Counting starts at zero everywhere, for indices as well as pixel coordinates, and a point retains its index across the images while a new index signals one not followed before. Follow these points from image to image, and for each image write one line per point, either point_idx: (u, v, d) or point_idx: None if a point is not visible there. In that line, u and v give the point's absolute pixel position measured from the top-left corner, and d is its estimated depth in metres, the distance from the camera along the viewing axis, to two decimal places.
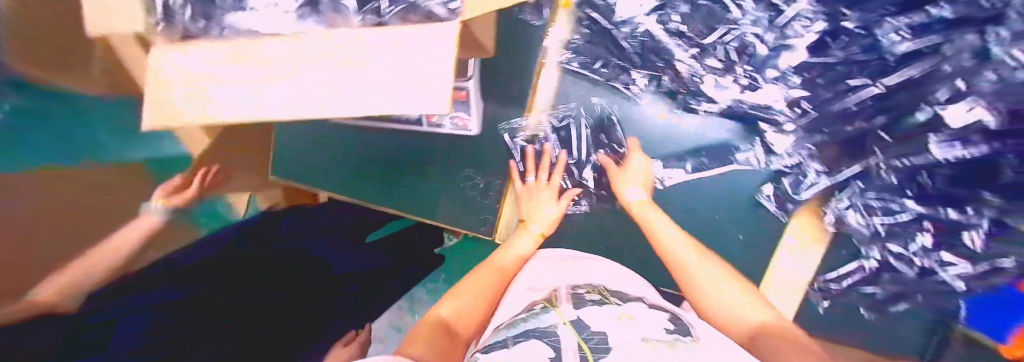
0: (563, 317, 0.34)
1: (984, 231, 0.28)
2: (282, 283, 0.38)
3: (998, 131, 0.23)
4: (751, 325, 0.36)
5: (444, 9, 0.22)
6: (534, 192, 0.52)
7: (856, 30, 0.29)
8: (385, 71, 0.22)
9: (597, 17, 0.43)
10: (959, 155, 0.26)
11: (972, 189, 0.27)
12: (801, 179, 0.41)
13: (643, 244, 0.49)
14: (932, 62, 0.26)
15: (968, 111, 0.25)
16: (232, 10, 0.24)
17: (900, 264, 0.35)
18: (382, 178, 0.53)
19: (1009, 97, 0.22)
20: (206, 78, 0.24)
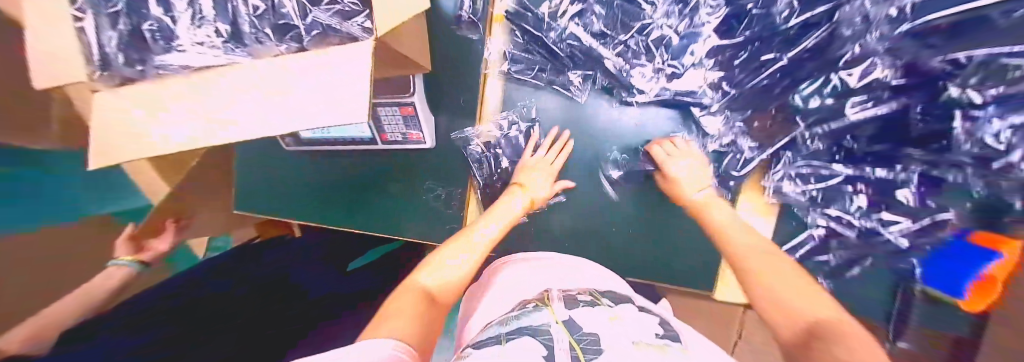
0: (555, 316, 0.31)
1: (914, 189, 0.31)
2: (257, 314, 0.43)
3: (902, 85, 0.26)
4: (808, 321, 0.27)
5: (358, 29, 0.23)
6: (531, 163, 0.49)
7: (756, 11, 0.33)
8: (308, 95, 0.24)
9: (525, 27, 0.43)
10: (872, 113, 0.29)
11: (895, 147, 0.29)
12: (739, 157, 0.43)
13: (608, 236, 0.50)
14: (826, 29, 0.28)
15: (868, 70, 0.28)
16: (163, 52, 0.25)
17: (841, 227, 0.39)
18: (339, 202, 0.52)
19: (902, 54, 0.25)
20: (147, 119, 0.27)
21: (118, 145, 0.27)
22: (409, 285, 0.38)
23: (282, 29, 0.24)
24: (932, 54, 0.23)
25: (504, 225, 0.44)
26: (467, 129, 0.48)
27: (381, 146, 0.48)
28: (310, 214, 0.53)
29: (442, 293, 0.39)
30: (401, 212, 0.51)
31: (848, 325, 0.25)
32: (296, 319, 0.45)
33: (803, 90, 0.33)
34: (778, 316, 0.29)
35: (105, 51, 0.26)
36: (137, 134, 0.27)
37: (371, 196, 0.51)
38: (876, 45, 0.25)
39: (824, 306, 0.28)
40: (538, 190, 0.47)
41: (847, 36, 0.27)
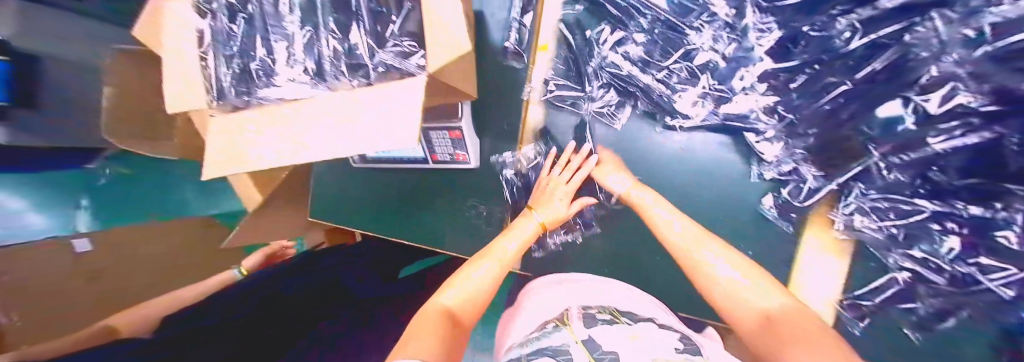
0: (574, 335, 0.33)
1: (1021, 229, 0.24)
2: (301, 317, 0.43)
3: (996, 111, 0.21)
4: (761, 309, 0.33)
5: (414, 66, 0.26)
6: (549, 184, 0.49)
7: (813, 33, 0.30)
8: (373, 123, 0.27)
9: (571, 52, 0.46)
10: (969, 142, 0.24)
11: (1000, 183, 0.23)
12: (801, 186, 0.40)
13: (652, 263, 0.48)
14: (898, 51, 0.25)
15: (952, 95, 0.23)
16: (265, 86, 0.30)
17: (931, 273, 0.33)
18: (392, 213, 0.56)
19: (985, 77, 0.21)
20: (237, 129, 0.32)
21: (220, 161, 0.32)
22: (431, 307, 0.39)
23: (353, 67, 0.28)
24: (1020, 79, 0.19)
25: (522, 245, 0.46)
26: (506, 154, 0.51)
27: (432, 165, 0.52)
28: (372, 223, 0.57)
29: (464, 312, 0.39)
30: (444, 226, 0.54)
31: (799, 313, 0.31)
32: (296, 320, 0.42)
33: (881, 111, 0.29)
34: (738, 305, 0.35)
35: (221, 85, 0.32)
36: (239, 153, 0.32)
37: (420, 209, 0.54)
38: (954, 69, 0.22)
39: (774, 295, 0.34)
40: (552, 212, 0.47)
41: (922, 59, 0.24)
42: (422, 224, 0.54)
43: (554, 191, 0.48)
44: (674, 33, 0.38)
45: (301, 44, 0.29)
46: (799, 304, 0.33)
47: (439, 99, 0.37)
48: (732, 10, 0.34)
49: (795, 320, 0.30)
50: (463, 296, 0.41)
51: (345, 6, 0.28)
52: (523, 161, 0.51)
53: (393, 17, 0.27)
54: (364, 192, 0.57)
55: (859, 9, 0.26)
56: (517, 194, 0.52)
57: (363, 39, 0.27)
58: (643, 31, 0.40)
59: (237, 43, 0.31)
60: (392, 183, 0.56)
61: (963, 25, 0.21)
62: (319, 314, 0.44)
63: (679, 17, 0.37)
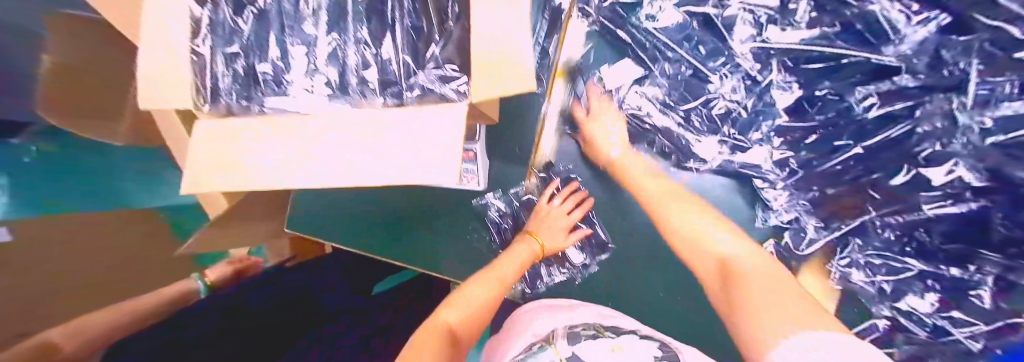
0: (559, 354, 0.36)
1: (989, 290, 0.29)
2: (287, 323, 0.46)
3: (983, 187, 0.26)
4: (723, 259, 0.36)
5: (455, 92, 0.24)
6: (548, 214, 0.49)
7: (829, 96, 0.32)
8: (401, 143, 0.24)
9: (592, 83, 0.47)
10: (948, 210, 0.28)
11: (974, 247, 0.28)
12: (802, 235, 0.39)
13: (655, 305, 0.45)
14: (906, 126, 0.28)
15: (949, 172, 0.27)
16: (273, 93, 0.27)
17: (911, 324, 0.36)
18: (385, 232, 0.52)
19: (987, 158, 0.24)
20: (229, 135, 0.28)
21: (206, 169, 0.28)
22: (435, 321, 0.39)
23: (386, 84, 0.26)
24: (1018, 164, 0.23)
25: (519, 267, 0.46)
26: (487, 195, 0.50)
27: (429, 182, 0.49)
28: (365, 243, 0.53)
29: (463, 328, 0.40)
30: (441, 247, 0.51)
31: (749, 260, 0.35)
32: (305, 322, 0.48)
33: (893, 179, 0.30)
34: (702, 253, 0.38)
35: (216, 86, 0.28)
36: (230, 162, 0.28)
37: (418, 231, 0.51)
38: (961, 148, 0.25)
39: (731, 243, 0.38)
40: (551, 240, 0.48)
41: (926, 132, 0.27)
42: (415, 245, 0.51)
43: (556, 221, 0.49)
44: (694, 79, 0.41)
45: (325, 51, 0.26)
46: (751, 249, 0.37)
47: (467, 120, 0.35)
48: (756, 64, 0.36)
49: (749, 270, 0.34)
50: (469, 313, 0.41)
51: (380, 16, 0.26)
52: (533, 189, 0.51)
53: (434, 37, 0.25)
54: (357, 206, 0.54)
55: (876, 82, 0.29)
56: (517, 224, 0.51)
57: (399, 56, 0.25)
58: (666, 73, 0.43)
59: (241, 39, 0.28)
60: (388, 200, 0.52)
61: (978, 113, 0.24)
62: (298, 325, 0.47)
63: (703, 63, 0.39)
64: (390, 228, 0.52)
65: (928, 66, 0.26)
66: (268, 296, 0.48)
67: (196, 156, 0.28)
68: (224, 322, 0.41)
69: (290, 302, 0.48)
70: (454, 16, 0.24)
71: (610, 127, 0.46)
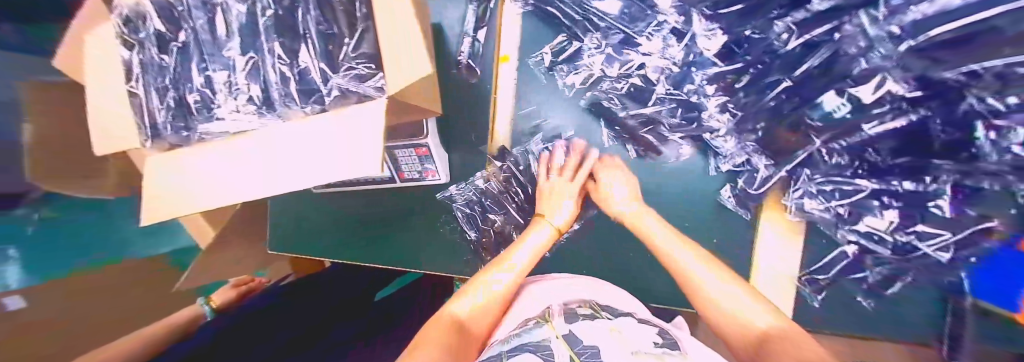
0: (555, 331, 0.33)
1: (949, 198, 0.27)
2: (298, 339, 0.46)
3: (922, 96, 0.23)
4: (759, 331, 0.32)
5: (372, 89, 0.25)
6: (557, 190, 0.47)
7: (755, 36, 0.31)
8: (333, 145, 0.25)
9: (545, 55, 0.47)
10: (890, 126, 0.27)
11: (923, 158, 0.26)
12: (755, 175, 0.41)
13: (636, 258, 0.47)
14: (830, 50, 0.26)
15: (880, 84, 0.25)
16: (205, 121, 0.29)
17: (875, 245, 0.36)
18: (365, 237, 0.54)
19: (912, 64, 0.22)
20: (177, 167, 0.29)
21: (159, 203, 0.29)
22: (443, 314, 0.39)
23: (308, 93, 0.27)
24: (941, 67, 0.20)
25: (534, 256, 0.43)
26: (450, 188, 0.51)
27: (400, 183, 0.51)
28: (348, 251, 0.55)
29: (475, 322, 0.39)
30: (429, 247, 0.52)
31: (791, 332, 0.31)
32: (314, 331, 0.47)
33: (825, 104, 0.29)
34: (732, 320, 0.34)
35: (155, 122, 0.30)
36: (176, 194, 0.29)
37: (393, 229, 0.53)
38: (883, 63, 0.23)
39: (762, 313, 0.34)
40: (560, 219, 0.45)
41: (851, 55, 0.25)
42: (400, 245, 0.53)
43: (563, 189, 0.47)
44: (621, 46, 0.43)
45: (245, 70, 0.28)
46: (789, 325, 0.32)
47: (402, 116, 0.35)
48: (680, 17, 0.36)
49: (791, 342, 0.29)
50: (478, 304, 0.40)
51: (292, 31, 0.27)
52: (495, 175, 0.52)
53: (346, 40, 0.26)
54: (308, 223, 0.56)
55: (794, 11, 0.27)
56: (491, 208, 0.52)
57: (312, 62, 0.27)
58: (596, 43, 0.44)
59: (170, 73, 0.29)
60: (360, 207, 0.54)
61: (888, 24, 0.21)
62: (316, 339, 0.47)
63: (630, 26, 0.40)
64: (368, 233, 0.54)
65: None
66: (270, 319, 0.47)
67: (151, 186, 0.30)
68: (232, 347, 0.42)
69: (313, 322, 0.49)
70: (362, 17, 0.26)
71: (616, 188, 0.46)
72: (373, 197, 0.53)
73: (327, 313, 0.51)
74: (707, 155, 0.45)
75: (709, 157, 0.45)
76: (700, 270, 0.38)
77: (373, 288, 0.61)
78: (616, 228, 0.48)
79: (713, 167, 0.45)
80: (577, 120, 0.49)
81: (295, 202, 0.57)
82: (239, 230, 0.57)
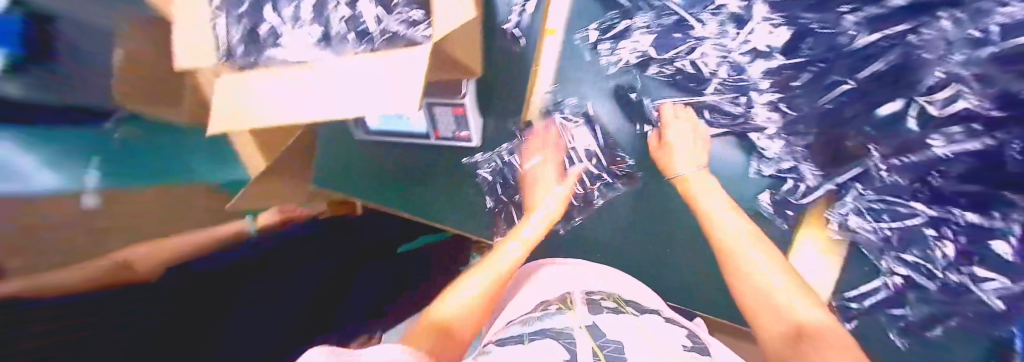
0: (577, 321, 0.34)
1: (1017, 236, 0.25)
2: (323, 297, 0.45)
3: (1004, 117, 0.24)
4: (795, 322, 0.31)
5: (419, 35, 0.28)
6: (539, 173, 0.54)
7: (822, 31, 0.32)
8: (380, 82, 0.30)
9: (592, 33, 0.46)
10: (964, 148, 0.26)
11: (992, 188, 0.26)
12: (799, 185, 0.36)
13: (652, 247, 0.45)
14: (901, 53, 0.28)
15: (954, 98, 0.26)
16: (273, 46, 0.33)
17: (920, 277, 0.31)
18: (398, 185, 0.62)
19: (1007, 75, 0.24)
20: (246, 88, 0.35)
21: (227, 115, 0.35)
22: (429, 318, 0.38)
23: (361, 34, 0.30)
24: None
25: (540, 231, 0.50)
26: (478, 154, 0.55)
27: (432, 141, 0.55)
28: (382, 197, 0.64)
29: (459, 325, 0.37)
30: (453, 199, 0.58)
31: (835, 335, 0.30)
32: (337, 295, 0.47)
33: (881, 111, 0.30)
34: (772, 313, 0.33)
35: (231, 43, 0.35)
36: (240, 108, 0.34)
37: (422, 184, 0.59)
38: (960, 70, 0.25)
39: (818, 314, 0.32)
40: (551, 199, 0.51)
41: (925, 60, 0.27)
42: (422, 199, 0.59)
43: (548, 173, 0.53)
44: (673, 29, 0.40)
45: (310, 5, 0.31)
46: (830, 320, 0.32)
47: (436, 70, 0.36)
48: (742, 2, 0.36)
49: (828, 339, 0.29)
50: (461, 307, 0.39)
51: None
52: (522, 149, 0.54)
53: None
54: (353, 170, 0.65)
55: (871, 5, 0.29)
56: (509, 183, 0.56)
57: (370, 7, 0.29)
58: (644, 23, 0.42)
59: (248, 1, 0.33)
60: (396, 161, 0.62)
61: (974, 25, 0.25)
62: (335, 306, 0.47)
63: (687, 9, 0.39)
64: (402, 181, 0.61)
65: None
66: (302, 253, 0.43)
67: (223, 101, 0.35)
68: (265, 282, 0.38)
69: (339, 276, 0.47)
70: None
71: (688, 148, 0.41)
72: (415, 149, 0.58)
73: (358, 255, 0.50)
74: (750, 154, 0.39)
75: (749, 155, 0.39)
76: (768, 272, 0.35)
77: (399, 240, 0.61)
78: (638, 219, 0.46)
79: (754, 165, 0.39)
80: (607, 106, 0.47)
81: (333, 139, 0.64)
82: (291, 153, 0.56)
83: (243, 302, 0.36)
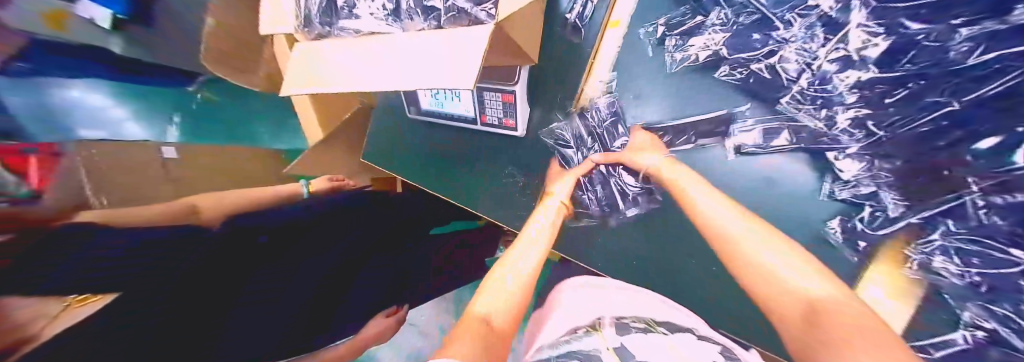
0: (606, 343, 0.40)
1: None
2: (335, 285, 0.63)
3: None
4: (807, 299, 0.33)
5: (484, 13, 0.31)
6: (553, 183, 0.58)
7: (929, 44, 0.26)
8: (443, 57, 0.32)
9: (660, 27, 0.44)
10: None
11: None
12: (879, 215, 0.31)
13: (681, 254, 0.46)
14: (1015, 76, 0.21)
15: None
16: (348, 17, 0.39)
17: (1011, 335, 0.24)
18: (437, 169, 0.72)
19: None
20: (320, 55, 0.41)
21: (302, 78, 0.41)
22: (470, 317, 0.43)
23: (429, 13, 0.34)
24: None
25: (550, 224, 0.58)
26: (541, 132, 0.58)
27: (480, 126, 0.63)
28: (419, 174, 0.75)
29: (498, 318, 0.43)
30: (471, 190, 0.68)
31: (848, 305, 0.31)
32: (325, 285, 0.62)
33: (982, 145, 0.24)
34: (779, 292, 0.35)
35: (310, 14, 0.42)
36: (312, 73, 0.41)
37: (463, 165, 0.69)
38: None
39: (818, 283, 0.34)
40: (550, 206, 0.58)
41: None
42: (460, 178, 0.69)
43: (559, 183, 0.58)
44: (752, 30, 0.37)
45: None
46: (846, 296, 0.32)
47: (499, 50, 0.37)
48: (838, 3, 0.31)
49: (844, 316, 0.30)
50: (495, 304, 0.45)
51: None
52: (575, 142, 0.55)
53: None
54: (399, 153, 0.78)
55: (987, 20, 0.22)
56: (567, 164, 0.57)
57: None
58: (721, 20, 0.40)
59: None
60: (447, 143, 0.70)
61: None
62: (335, 305, 0.62)
63: (771, 8, 0.36)
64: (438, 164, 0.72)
65: None
66: (302, 257, 0.61)
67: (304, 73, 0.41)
68: (263, 285, 0.56)
69: (335, 279, 0.63)
70: None
71: (650, 159, 0.47)
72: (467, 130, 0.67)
73: (357, 255, 0.67)
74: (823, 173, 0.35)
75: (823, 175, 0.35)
76: (768, 256, 0.37)
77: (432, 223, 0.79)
78: (653, 228, 0.49)
79: (827, 186, 0.35)
80: (662, 109, 0.45)
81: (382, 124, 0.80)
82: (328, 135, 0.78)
83: (242, 302, 0.53)
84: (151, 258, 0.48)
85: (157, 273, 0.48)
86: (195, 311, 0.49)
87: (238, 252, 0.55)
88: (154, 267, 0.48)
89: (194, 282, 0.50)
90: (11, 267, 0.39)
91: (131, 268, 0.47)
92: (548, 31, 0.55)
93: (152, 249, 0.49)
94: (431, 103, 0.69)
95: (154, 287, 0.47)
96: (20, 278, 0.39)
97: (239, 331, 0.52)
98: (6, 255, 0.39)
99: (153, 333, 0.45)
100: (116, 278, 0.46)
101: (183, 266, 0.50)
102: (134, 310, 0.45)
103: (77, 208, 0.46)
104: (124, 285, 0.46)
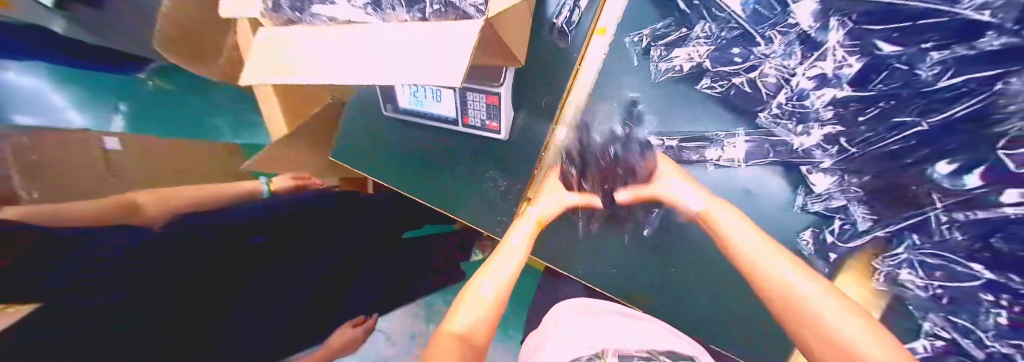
0: None
1: None
2: (332, 285, 0.63)
3: None
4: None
5: (473, 10, 0.30)
6: (541, 189, 0.58)
7: (898, 65, 0.27)
8: (425, 52, 0.30)
9: (645, 36, 0.45)
10: None
11: None
12: (848, 228, 0.33)
13: (666, 260, 0.47)
14: (983, 99, 0.23)
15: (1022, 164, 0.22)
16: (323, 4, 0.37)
17: (968, 343, 0.27)
18: (416, 174, 0.70)
19: None
20: (288, 41, 0.38)
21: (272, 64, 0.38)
22: (444, 334, 0.52)
23: (413, 6, 0.33)
24: None
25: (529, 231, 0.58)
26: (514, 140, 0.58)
27: (462, 128, 0.61)
28: (395, 175, 0.72)
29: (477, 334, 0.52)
30: (460, 192, 0.65)
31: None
32: (325, 285, 0.63)
33: (938, 168, 0.26)
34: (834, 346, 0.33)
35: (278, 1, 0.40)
36: (283, 59, 0.38)
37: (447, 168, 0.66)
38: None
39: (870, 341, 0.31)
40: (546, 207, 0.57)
41: (1009, 112, 0.22)
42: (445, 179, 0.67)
43: (548, 194, 0.57)
44: (734, 44, 0.38)
45: None
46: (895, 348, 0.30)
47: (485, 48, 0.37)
48: (816, 22, 0.32)
49: None
50: (477, 319, 0.53)
51: None
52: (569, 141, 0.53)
53: None
54: (378, 149, 0.73)
55: (954, 45, 0.24)
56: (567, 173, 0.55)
57: None
58: (708, 32, 0.40)
59: None
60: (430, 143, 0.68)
61: None
62: (335, 305, 0.62)
63: (753, 25, 0.36)
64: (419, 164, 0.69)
65: (1016, 21, 0.21)
66: (302, 257, 0.61)
67: (275, 60, 0.39)
68: (263, 285, 0.56)
69: (335, 279, 0.64)
70: None
71: (682, 189, 0.44)
72: (449, 132, 0.65)
73: (358, 255, 0.67)
74: (797, 187, 0.36)
75: (795, 188, 0.36)
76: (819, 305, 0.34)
77: (412, 224, 0.76)
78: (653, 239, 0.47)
79: (800, 199, 0.36)
80: (645, 118, 0.46)
81: (356, 119, 0.75)
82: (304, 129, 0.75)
83: (242, 302, 0.53)
84: (151, 258, 0.47)
85: (157, 273, 0.47)
86: (194, 312, 0.48)
87: (237, 252, 0.54)
88: (154, 267, 0.47)
89: (194, 283, 0.49)
90: (10, 267, 0.38)
91: (131, 268, 0.45)
92: (535, 33, 0.54)
93: (152, 249, 0.47)
94: (411, 102, 0.66)
95: (155, 287, 0.46)
96: (20, 278, 0.38)
97: (239, 331, 0.52)
98: (7, 255, 0.38)
99: (153, 333, 0.45)
100: (116, 279, 0.44)
101: (183, 266, 0.49)
102: (134, 310, 0.45)
103: (2, 201, 0.39)
104: (124, 285, 0.44)
